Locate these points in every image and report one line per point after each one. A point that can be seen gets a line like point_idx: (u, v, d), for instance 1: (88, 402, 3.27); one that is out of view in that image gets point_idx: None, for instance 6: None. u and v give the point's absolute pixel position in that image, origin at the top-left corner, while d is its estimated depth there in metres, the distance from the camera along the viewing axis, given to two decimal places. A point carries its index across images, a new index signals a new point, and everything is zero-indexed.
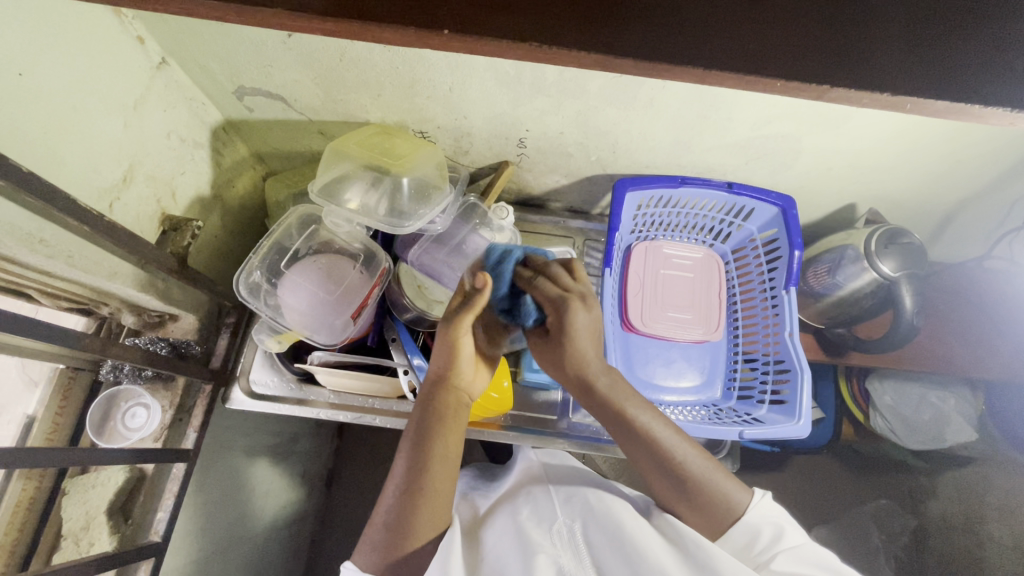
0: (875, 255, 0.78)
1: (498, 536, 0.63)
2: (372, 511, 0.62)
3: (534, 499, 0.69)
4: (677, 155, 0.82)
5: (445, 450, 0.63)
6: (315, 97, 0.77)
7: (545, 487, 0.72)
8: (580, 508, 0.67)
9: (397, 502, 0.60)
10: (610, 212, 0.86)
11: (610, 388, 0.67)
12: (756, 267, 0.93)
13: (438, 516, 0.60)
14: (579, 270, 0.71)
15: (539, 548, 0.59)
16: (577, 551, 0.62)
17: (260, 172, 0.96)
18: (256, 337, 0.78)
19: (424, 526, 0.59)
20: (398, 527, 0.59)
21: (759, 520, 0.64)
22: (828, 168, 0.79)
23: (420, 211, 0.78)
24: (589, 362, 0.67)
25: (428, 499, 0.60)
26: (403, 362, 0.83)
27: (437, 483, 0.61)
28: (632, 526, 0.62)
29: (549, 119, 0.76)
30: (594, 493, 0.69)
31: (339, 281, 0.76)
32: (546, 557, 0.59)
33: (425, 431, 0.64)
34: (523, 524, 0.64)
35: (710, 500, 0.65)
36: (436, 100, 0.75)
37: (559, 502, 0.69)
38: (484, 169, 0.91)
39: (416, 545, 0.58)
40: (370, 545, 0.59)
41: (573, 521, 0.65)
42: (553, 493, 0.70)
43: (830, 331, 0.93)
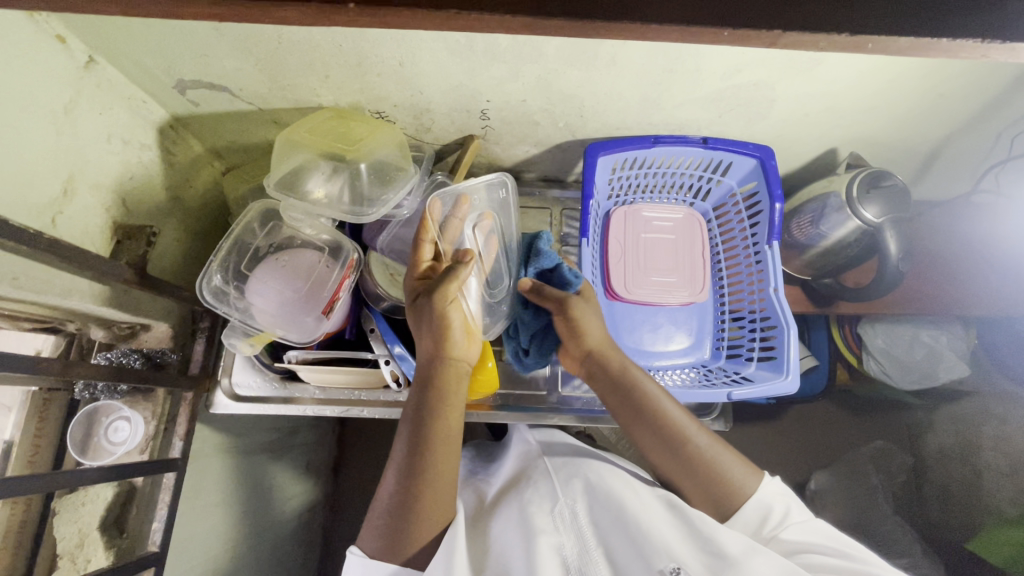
0: (857, 202, 0.75)
1: (500, 529, 0.63)
2: (376, 494, 0.62)
3: (535, 482, 0.69)
4: (647, 114, 0.78)
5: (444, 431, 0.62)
6: (261, 85, 0.73)
7: (545, 470, 0.72)
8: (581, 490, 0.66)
9: (398, 493, 0.60)
10: (584, 178, 0.82)
11: (631, 368, 0.71)
12: (737, 222, 0.90)
13: (437, 506, 0.59)
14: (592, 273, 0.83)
15: (541, 534, 0.59)
16: (580, 534, 0.61)
17: (219, 168, 0.92)
18: (228, 343, 0.72)
19: (428, 517, 0.59)
20: (402, 515, 0.59)
21: (770, 498, 0.64)
22: (804, 114, 0.76)
23: (384, 196, 0.76)
24: (599, 337, 0.73)
25: (431, 490, 0.59)
26: (384, 352, 0.79)
27: (435, 471, 0.60)
28: (633, 507, 0.62)
29: (509, 88, 0.73)
30: (595, 474, 0.69)
31: (306, 276, 0.73)
32: (550, 542, 0.58)
33: (427, 412, 0.63)
34: (525, 509, 0.64)
35: (716, 482, 0.65)
36: (388, 77, 0.71)
37: (559, 483, 0.68)
38: (449, 145, 0.87)
39: (420, 534, 0.58)
40: (376, 531, 0.59)
41: (574, 502, 0.65)
42: (553, 475, 0.70)
43: (817, 282, 0.91)
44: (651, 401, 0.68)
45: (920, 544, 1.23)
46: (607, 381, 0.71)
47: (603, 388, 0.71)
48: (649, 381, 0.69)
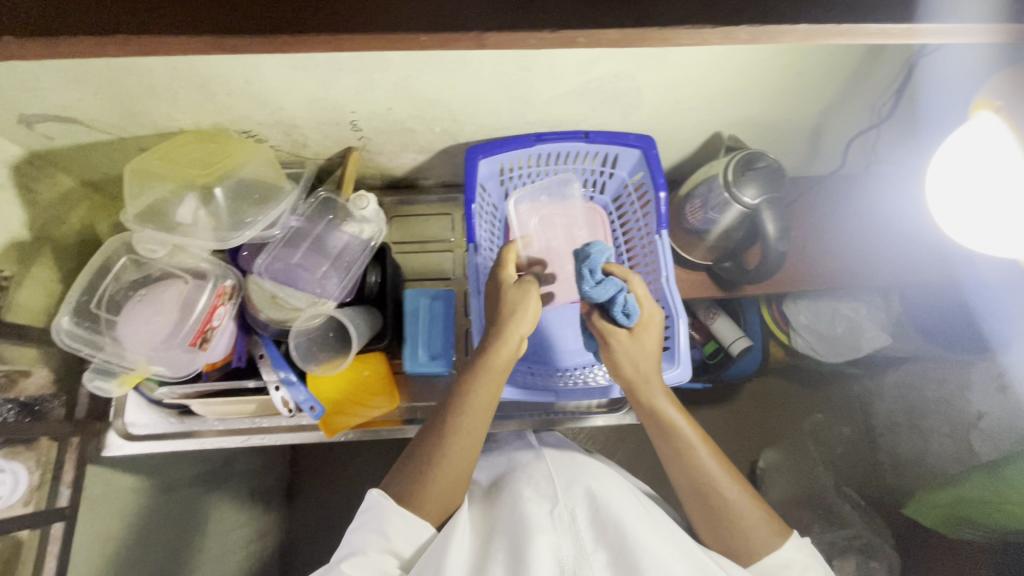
0: (734, 185, 0.74)
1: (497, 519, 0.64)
2: (409, 444, 0.68)
3: (537, 484, 0.69)
4: (520, 112, 0.77)
5: (468, 419, 0.66)
6: (110, 113, 0.70)
7: (546, 471, 0.71)
8: (582, 495, 0.66)
9: (417, 456, 0.66)
10: (466, 182, 0.81)
11: (671, 409, 0.68)
12: (634, 214, 0.89)
13: (446, 481, 0.64)
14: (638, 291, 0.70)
15: (540, 535, 0.58)
16: (577, 538, 0.61)
17: (99, 200, 0.89)
18: (90, 387, 0.69)
19: (454, 461, 0.65)
20: (430, 460, 0.65)
21: (787, 556, 0.64)
22: (675, 102, 0.75)
23: (254, 216, 0.74)
24: (646, 367, 0.68)
25: (460, 437, 0.65)
26: (274, 379, 0.76)
27: (470, 421, 0.66)
28: (632, 516, 0.61)
29: (369, 97, 0.71)
30: (595, 480, 0.68)
31: (169, 306, 0.69)
32: (548, 542, 0.58)
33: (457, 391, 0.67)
34: (525, 509, 0.63)
35: (735, 532, 0.65)
36: (240, 95, 0.69)
37: (561, 487, 0.67)
38: (332, 159, 0.84)
39: (444, 477, 0.64)
40: (403, 477, 0.65)
41: (574, 506, 0.64)
42: (556, 477, 0.70)
43: (720, 267, 0.91)
44: (688, 446, 0.68)
45: (861, 514, 1.24)
46: (647, 416, 0.69)
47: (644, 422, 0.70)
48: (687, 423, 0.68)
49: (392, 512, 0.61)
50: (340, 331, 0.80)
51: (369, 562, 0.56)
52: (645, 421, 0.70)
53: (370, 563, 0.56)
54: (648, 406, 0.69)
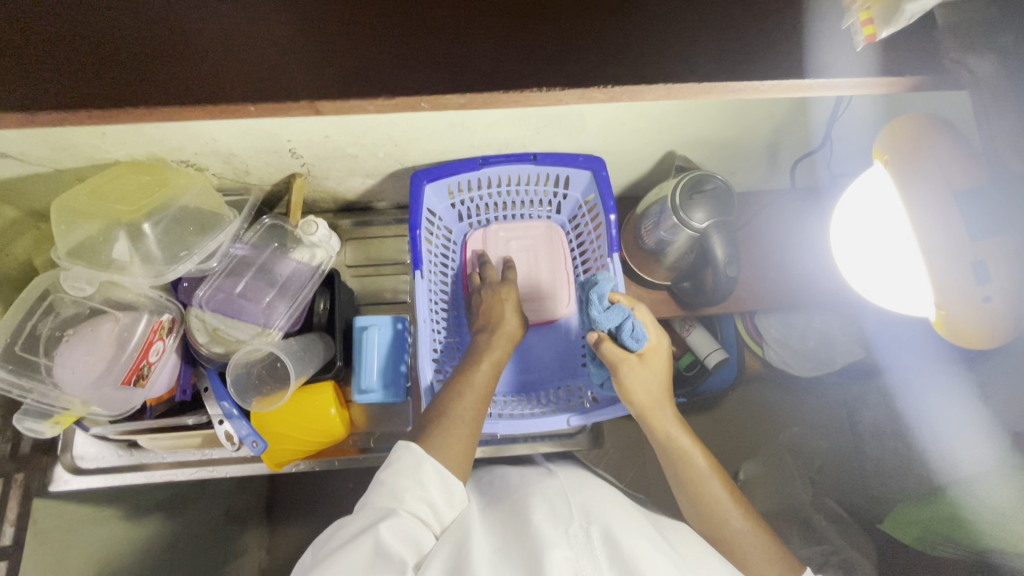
0: (682, 209, 0.72)
1: (506, 528, 0.58)
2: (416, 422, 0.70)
3: (551, 499, 0.63)
4: (463, 137, 0.75)
5: (477, 384, 0.71)
6: (38, 147, 0.68)
7: (562, 489, 0.65)
8: (599, 515, 0.59)
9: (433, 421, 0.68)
10: (411, 208, 0.79)
11: (683, 440, 0.72)
12: (589, 235, 0.88)
13: (460, 436, 0.66)
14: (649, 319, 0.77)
15: (553, 548, 0.52)
16: (593, 560, 0.54)
17: (46, 230, 0.87)
18: (20, 426, 0.68)
19: (462, 412, 0.68)
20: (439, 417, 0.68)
21: None
22: (622, 124, 0.73)
23: (192, 250, 0.73)
24: (653, 396, 0.72)
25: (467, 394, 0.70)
26: (218, 412, 0.75)
27: (476, 382, 0.72)
28: (649, 552, 0.55)
29: (303, 126, 0.69)
30: (607, 501, 0.63)
31: (103, 345, 0.68)
32: (562, 556, 0.52)
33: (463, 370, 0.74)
34: (537, 522, 0.57)
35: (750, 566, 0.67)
36: (169, 128, 0.67)
37: (576, 505, 0.61)
38: (277, 185, 0.83)
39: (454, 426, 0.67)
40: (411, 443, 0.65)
41: (590, 524, 0.58)
42: (570, 495, 0.64)
43: (677, 286, 0.90)
44: (702, 475, 0.71)
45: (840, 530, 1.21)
46: (660, 449, 0.73)
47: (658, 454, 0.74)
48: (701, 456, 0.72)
49: (425, 470, 0.60)
50: (280, 365, 0.78)
51: (404, 523, 0.55)
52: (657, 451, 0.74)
53: (403, 524, 0.55)
54: (660, 434, 0.72)
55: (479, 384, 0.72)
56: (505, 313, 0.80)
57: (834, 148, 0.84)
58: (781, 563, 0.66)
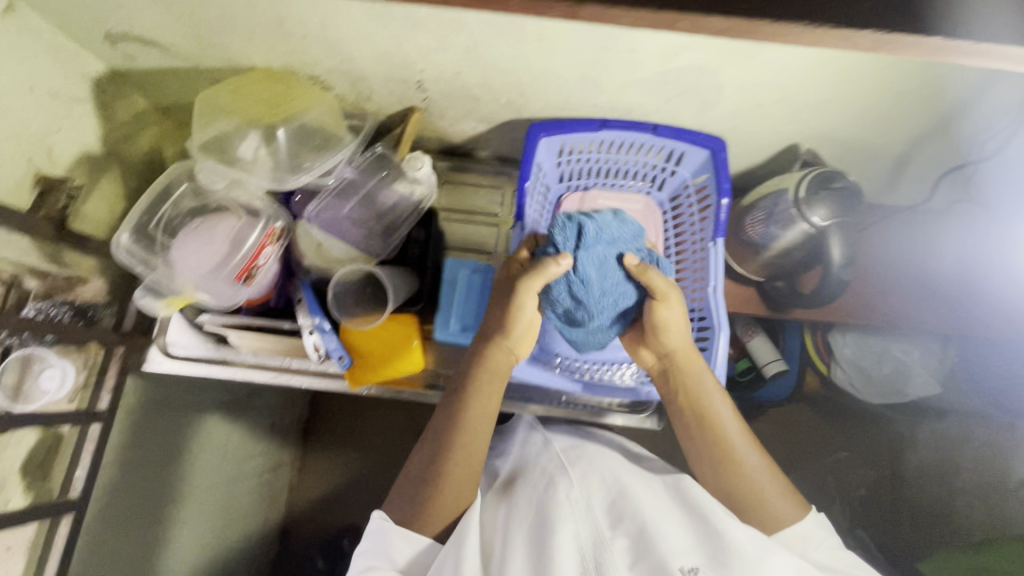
0: (804, 203, 0.70)
1: (512, 511, 0.63)
2: (405, 466, 0.67)
3: (550, 475, 0.67)
4: (590, 95, 0.74)
5: (470, 429, 0.66)
6: (186, 41, 0.71)
7: (559, 463, 0.69)
8: (598, 485, 0.64)
9: (429, 469, 0.64)
10: (523, 158, 0.79)
11: (697, 374, 0.71)
12: (690, 221, 0.85)
13: (459, 488, 0.63)
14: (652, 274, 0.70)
15: (561, 523, 0.57)
16: (594, 523, 0.58)
17: (168, 126, 0.91)
18: (139, 302, 0.73)
19: (451, 471, 0.63)
20: (426, 476, 0.64)
21: (815, 528, 0.63)
22: (757, 105, 0.71)
23: (310, 164, 0.76)
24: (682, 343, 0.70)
25: (455, 445, 0.65)
26: (308, 323, 0.78)
27: (467, 431, 0.66)
28: (651, 503, 0.59)
29: (440, 58, 0.69)
30: (615, 475, 0.66)
31: (221, 238, 0.72)
32: (568, 531, 0.56)
33: (457, 398, 0.68)
34: (546, 500, 0.62)
35: (759, 504, 0.65)
36: (313, 40, 0.68)
37: (576, 479, 0.66)
38: (393, 116, 0.84)
39: (444, 486, 0.62)
40: (400, 498, 0.64)
41: (590, 497, 0.62)
42: (569, 467, 0.68)
43: (769, 286, 0.87)
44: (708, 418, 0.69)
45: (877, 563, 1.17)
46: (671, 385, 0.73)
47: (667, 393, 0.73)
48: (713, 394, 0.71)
49: (394, 533, 0.59)
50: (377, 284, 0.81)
51: None
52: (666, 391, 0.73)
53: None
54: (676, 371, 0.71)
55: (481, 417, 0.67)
56: (526, 304, 0.69)
57: (970, 169, 0.79)
58: (787, 495, 0.65)
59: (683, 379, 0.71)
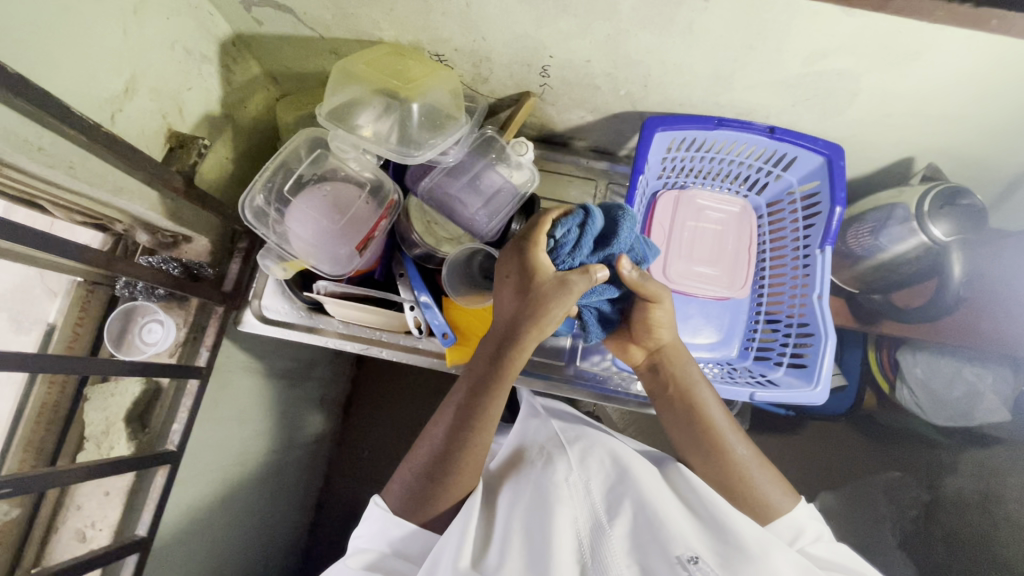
0: (927, 217, 0.70)
1: (512, 495, 0.63)
2: (413, 449, 0.65)
3: (548, 453, 0.66)
4: (715, 92, 0.74)
5: (487, 427, 0.64)
6: (323, 10, 0.71)
7: (556, 440, 0.69)
8: (597, 468, 0.63)
9: (438, 461, 0.62)
10: (637, 152, 0.79)
11: (685, 370, 0.73)
12: (791, 224, 0.86)
13: (470, 476, 0.63)
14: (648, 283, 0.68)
15: (557, 505, 0.57)
16: (591, 508, 0.59)
17: (273, 93, 0.91)
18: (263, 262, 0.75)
19: (466, 475, 0.62)
20: (440, 470, 0.62)
21: (802, 521, 0.65)
22: (886, 114, 0.70)
23: (431, 140, 0.74)
24: (670, 339, 0.74)
25: (473, 443, 0.62)
26: (410, 298, 0.80)
27: (479, 426, 0.63)
28: (652, 491, 0.59)
29: (574, 44, 0.69)
30: (610, 452, 0.65)
31: (344, 210, 0.73)
32: (567, 517, 0.57)
33: (480, 400, 0.64)
34: (542, 479, 0.62)
35: (750, 492, 0.67)
36: (453, 17, 0.69)
37: (573, 456, 0.65)
38: (504, 100, 0.85)
39: (457, 484, 0.62)
40: (404, 488, 0.63)
41: (587, 477, 0.62)
42: (569, 449, 0.66)
43: (864, 297, 0.87)
44: (700, 411, 0.71)
45: None
46: (656, 378, 0.75)
47: (655, 388, 0.75)
48: (704, 389, 0.72)
49: (391, 523, 0.61)
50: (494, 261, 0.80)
51: (376, 560, 0.60)
52: (655, 387, 0.75)
53: (381, 562, 0.60)
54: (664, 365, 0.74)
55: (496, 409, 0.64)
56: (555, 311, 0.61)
57: None
58: (778, 483, 0.68)
59: (672, 373, 0.74)
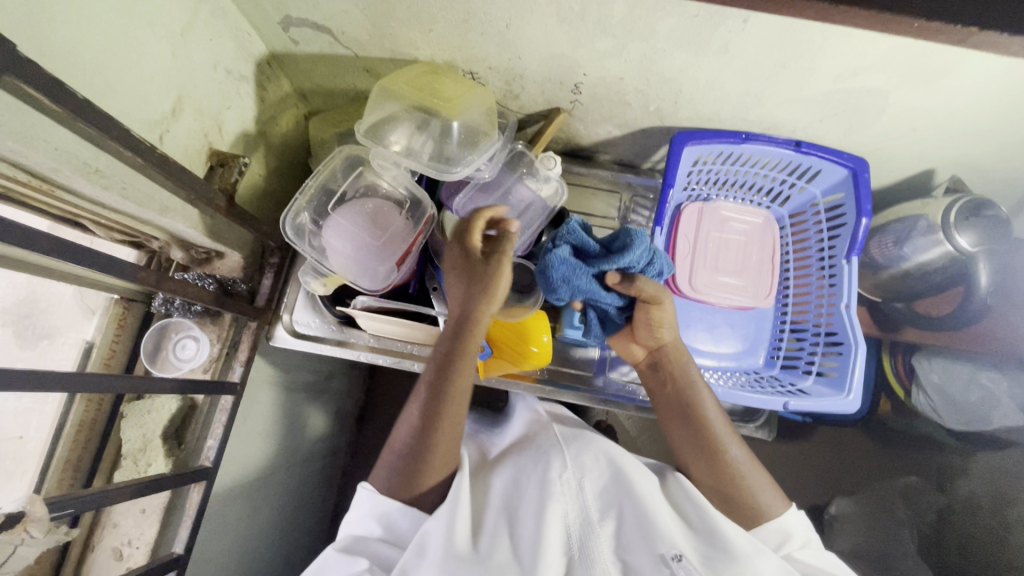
0: (954, 227, 0.72)
1: (504, 487, 0.65)
2: (391, 436, 0.67)
3: (545, 450, 0.67)
4: (744, 108, 0.76)
5: (459, 402, 0.65)
6: (362, 30, 0.73)
7: (555, 438, 0.70)
8: (592, 466, 0.64)
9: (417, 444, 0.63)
10: (666, 166, 0.81)
11: (685, 368, 0.74)
12: (815, 234, 0.88)
13: (448, 451, 0.64)
14: (643, 283, 0.67)
15: (552, 502, 0.59)
16: (585, 505, 0.61)
17: (303, 110, 0.92)
18: (303, 280, 0.80)
19: (444, 449, 0.64)
20: (418, 449, 0.63)
21: (791, 526, 0.66)
22: (911, 129, 0.73)
23: (468, 157, 0.75)
24: (671, 337, 0.73)
25: (446, 418, 0.64)
26: (444, 311, 0.82)
27: (450, 401, 0.65)
28: (644, 492, 0.61)
29: (609, 63, 0.71)
30: (606, 452, 0.67)
31: (384, 227, 0.74)
32: (558, 511, 0.59)
33: (449, 378, 0.65)
34: (537, 477, 0.63)
35: (744, 498, 0.67)
36: (490, 37, 0.70)
37: (569, 455, 0.66)
38: (533, 115, 0.86)
39: (434, 460, 0.63)
40: (388, 472, 0.64)
41: (582, 476, 0.63)
42: (563, 445, 0.68)
43: (887, 305, 0.89)
44: (698, 411, 0.72)
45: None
46: (658, 376, 0.75)
47: (657, 386, 0.75)
48: (702, 388, 0.73)
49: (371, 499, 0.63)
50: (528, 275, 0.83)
51: (361, 543, 0.61)
52: (655, 384, 0.75)
53: (362, 543, 0.61)
54: (665, 363, 0.74)
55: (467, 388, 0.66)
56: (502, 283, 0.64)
57: None
58: (772, 488, 0.69)
59: (672, 371, 0.74)
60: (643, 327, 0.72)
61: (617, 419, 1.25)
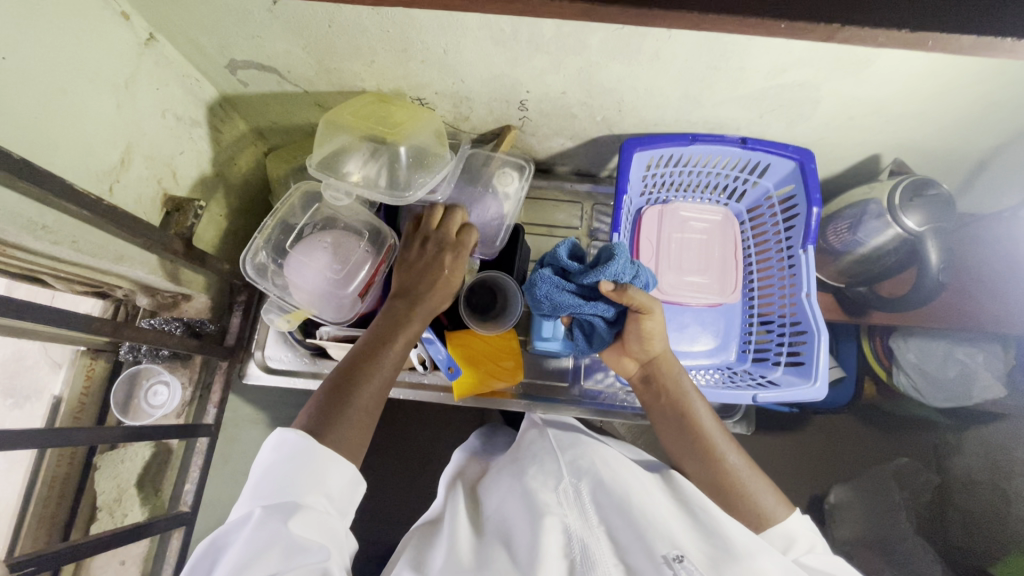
0: (900, 209, 0.74)
1: (501, 501, 0.65)
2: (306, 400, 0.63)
3: (540, 460, 0.68)
4: (686, 111, 0.77)
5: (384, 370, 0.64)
6: (308, 68, 0.74)
7: (549, 448, 0.70)
8: (586, 471, 0.64)
9: (324, 402, 0.61)
10: (618, 173, 0.82)
11: (679, 378, 0.74)
12: (772, 225, 0.89)
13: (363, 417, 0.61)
14: (632, 292, 0.66)
15: (545, 510, 0.58)
16: (582, 511, 0.59)
17: (261, 148, 0.94)
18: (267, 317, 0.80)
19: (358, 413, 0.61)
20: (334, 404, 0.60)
21: (794, 530, 0.65)
22: (849, 118, 0.75)
23: (421, 179, 0.77)
24: (663, 349, 0.74)
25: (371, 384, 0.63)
26: None
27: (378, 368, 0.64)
28: (637, 493, 0.60)
29: (549, 79, 0.73)
30: (602, 458, 0.67)
31: (344, 260, 0.74)
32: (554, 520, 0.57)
33: (381, 344, 0.65)
34: (530, 485, 0.63)
35: (744, 501, 0.68)
36: (431, 64, 0.72)
37: (565, 463, 0.67)
38: (486, 135, 0.88)
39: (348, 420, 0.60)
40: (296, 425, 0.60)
41: (579, 482, 0.63)
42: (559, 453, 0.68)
43: (851, 290, 0.90)
44: (693, 420, 0.72)
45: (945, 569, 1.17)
46: (652, 390, 0.75)
47: (653, 400, 0.75)
48: (697, 399, 0.73)
49: (329, 469, 0.55)
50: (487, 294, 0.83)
51: (317, 516, 0.52)
52: (650, 397, 0.76)
53: (315, 514, 0.52)
54: (658, 376, 0.74)
55: (389, 366, 0.65)
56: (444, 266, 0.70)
57: None
58: (773, 492, 0.69)
59: (664, 383, 0.74)
60: (634, 341, 0.72)
61: (606, 427, 1.25)
